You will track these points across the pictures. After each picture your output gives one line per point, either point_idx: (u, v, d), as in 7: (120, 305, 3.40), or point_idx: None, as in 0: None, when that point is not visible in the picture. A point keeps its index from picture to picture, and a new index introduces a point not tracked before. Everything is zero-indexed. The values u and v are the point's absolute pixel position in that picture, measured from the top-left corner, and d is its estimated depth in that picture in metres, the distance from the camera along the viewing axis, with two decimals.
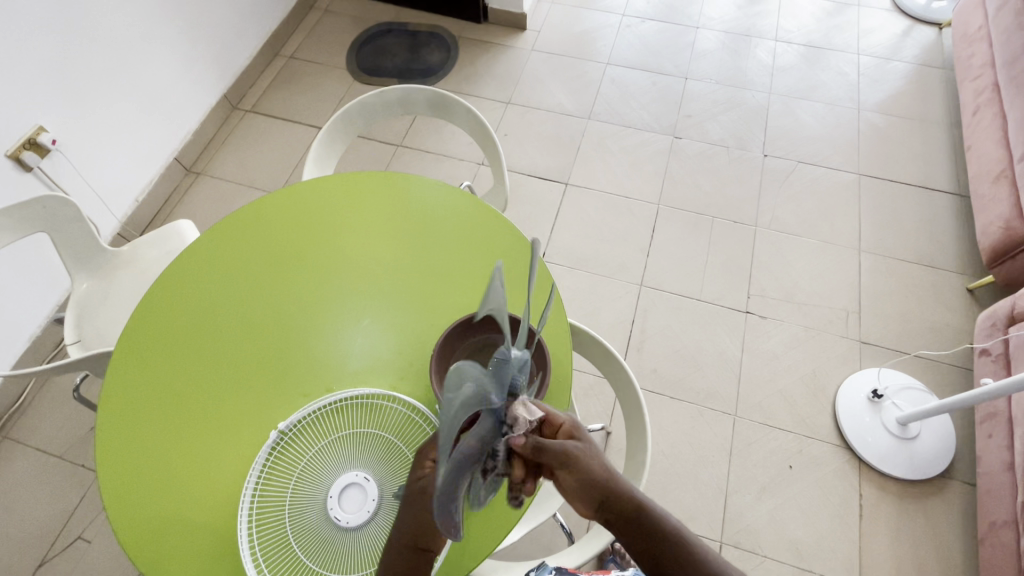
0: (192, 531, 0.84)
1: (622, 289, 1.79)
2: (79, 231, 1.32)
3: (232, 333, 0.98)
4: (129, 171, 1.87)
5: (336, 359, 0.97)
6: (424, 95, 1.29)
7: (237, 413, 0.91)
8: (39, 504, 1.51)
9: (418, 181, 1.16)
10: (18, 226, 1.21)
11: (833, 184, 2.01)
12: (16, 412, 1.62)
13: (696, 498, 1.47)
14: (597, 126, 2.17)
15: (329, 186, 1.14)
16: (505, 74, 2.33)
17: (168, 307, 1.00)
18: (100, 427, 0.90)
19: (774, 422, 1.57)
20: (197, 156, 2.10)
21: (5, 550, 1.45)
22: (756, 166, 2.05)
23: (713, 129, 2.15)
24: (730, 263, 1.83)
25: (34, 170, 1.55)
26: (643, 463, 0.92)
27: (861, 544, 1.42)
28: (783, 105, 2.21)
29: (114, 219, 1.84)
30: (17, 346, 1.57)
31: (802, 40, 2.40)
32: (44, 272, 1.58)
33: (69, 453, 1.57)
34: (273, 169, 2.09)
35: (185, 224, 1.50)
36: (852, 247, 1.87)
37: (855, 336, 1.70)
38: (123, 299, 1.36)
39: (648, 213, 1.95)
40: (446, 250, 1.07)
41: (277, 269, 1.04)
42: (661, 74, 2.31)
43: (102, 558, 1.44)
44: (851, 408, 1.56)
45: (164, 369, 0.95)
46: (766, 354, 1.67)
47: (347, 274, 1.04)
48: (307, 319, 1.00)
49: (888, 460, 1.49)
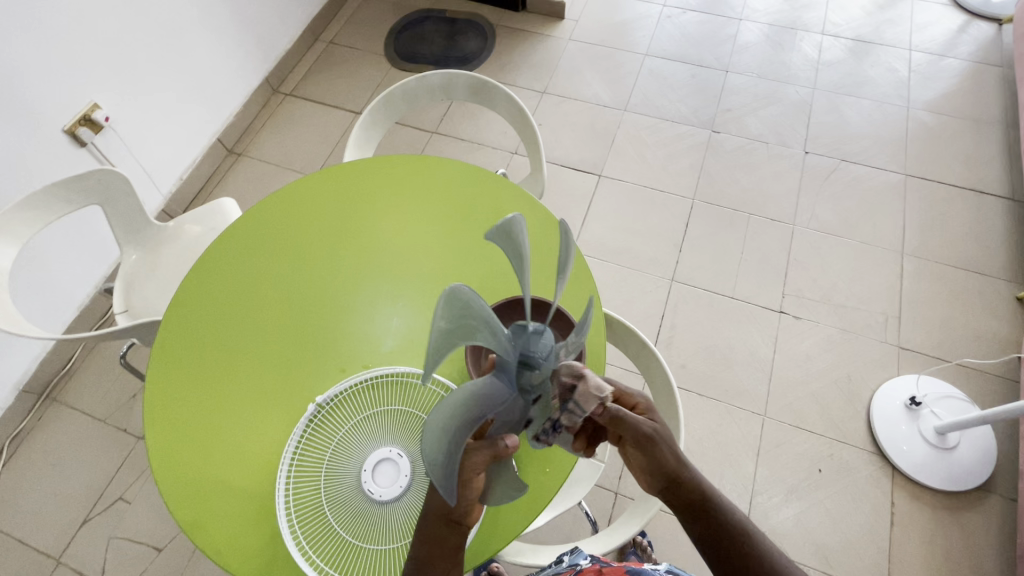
0: (233, 496, 0.87)
1: (653, 283, 1.78)
2: (129, 205, 1.37)
3: (273, 307, 1.01)
4: (175, 149, 1.92)
5: (373, 337, 0.99)
6: (465, 81, 1.29)
7: (277, 386, 0.94)
8: (85, 464, 1.58)
9: (456, 164, 1.17)
10: (74, 197, 1.26)
11: (877, 184, 1.94)
12: (65, 376, 1.70)
13: (720, 496, 1.45)
14: (634, 118, 2.14)
15: (370, 168, 1.16)
16: (542, 63, 2.31)
17: (215, 281, 1.04)
18: (149, 392, 0.94)
19: (805, 425, 1.54)
20: (238, 137, 2.16)
21: (53, 506, 1.53)
22: (797, 163, 2.00)
23: (753, 124, 2.10)
24: (765, 261, 1.80)
25: (88, 146, 1.62)
26: None
27: (891, 553, 1.38)
28: (827, 101, 2.15)
29: (159, 196, 1.91)
30: (67, 314, 1.64)
31: (850, 34, 2.32)
32: (94, 244, 1.65)
33: (112, 418, 1.65)
34: (311, 152, 2.13)
35: (228, 202, 1.54)
36: (895, 249, 1.81)
37: (894, 342, 1.65)
38: (168, 272, 1.41)
39: (683, 208, 1.92)
40: (484, 235, 1.08)
41: (317, 247, 1.07)
42: (701, 66, 2.27)
43: (141, 519, 1.51)
44: (886, 414, 1.52)
45: (209, 339, 0.98)
46: (800, 355, 1.64)
47: (385, 256, 1.06)
48: (345, 298, 1.02)
49: (923, 469, 1.45)
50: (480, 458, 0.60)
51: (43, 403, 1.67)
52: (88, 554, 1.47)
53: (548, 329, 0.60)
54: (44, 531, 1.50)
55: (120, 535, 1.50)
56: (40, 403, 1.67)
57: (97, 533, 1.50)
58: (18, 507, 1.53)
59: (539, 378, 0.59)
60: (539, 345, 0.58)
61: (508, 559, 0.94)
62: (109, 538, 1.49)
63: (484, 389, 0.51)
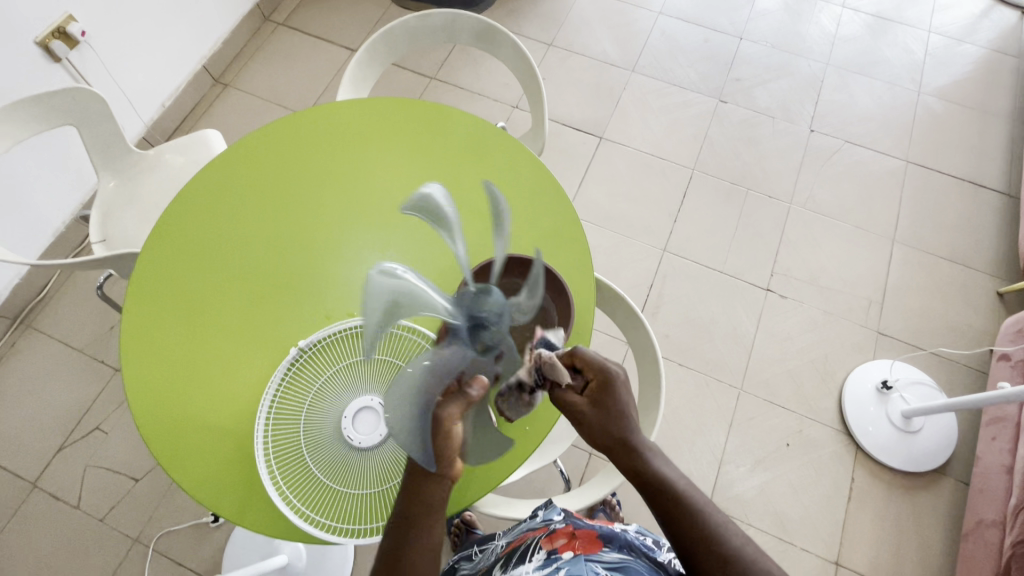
0: (211, 433, 0.87)
1: (644, 251, 1.77)
2: (107, 129, 1.30)
3: (257, 245, 0.98)
4: (158, 73, 1.82)
5: (358, 287, 0.97)
6: (470, 24, 1.21)
7: (261, 329, 0.93)
8: (62, 391, 1.57)
9: (452, 112, 1.12)
10: (48, 116, 1.20)
11: (877, 169, 1.92)
12: (40, 302, 1.66)
13: (689, 463, 1.50)
14: (640, 80, 2.07)
15: (362, 108, 1.11)
16: (551, 13, 2.20)
17: (195, 212, 1.00)
18: (125, 323, 0.92)
19: (779, 401, 1.58)
20: (226, 66, 2.04)
21: (27, 431, 1.53)
22: (800, 141, 1.97)
23: (761, 96, 2.05)
24: (758, 237, 1.79)
25: (63, 61, 1.51)
26: (653, 425, 0.93)
27: (845, 524, 1.45)
28: (838, 78, 2.10)
29: (141, 122, 1.82)
30: (42, 239, 1.59)
31: (870, 10, 2.24)
32: (70, 168, 1.58)
33: (89, 348, 1.62)
34: (302, 89, 2.03)
35: (212, 133, 1.46)
36: (886, 236, 1.81)
37: (874, 327, 1.68)
38: (148, 203, 1.35)
39: (681, 177, 1.89)
40: (477, 190, 1.05)
41: (304, 186, 1.03)
42: (715, 31, 2.18)
43: (118, 449, 1.52)
44: (858, 396, 1.56)
45: (190, 279, 0.95)
46: (781, 333, 1.66)
47: (374, 203, 1.03)
48: (330, 243, 0.99)
49: (885, 450, 1.51)
50: (455, 412, 0.64)
51: (18, 329, 1.63)
52: (64, 479, 1.49)
53: (495, 288, 0.67)
54: (20, 454, 1.51)
55: (97, 463, 1.51)
56: (14, 328, 1.63)
57: (73, 459, 1.51)
58: None
59: (498, 333, 0.66)
60: (485, 304, 0.65)
61: (480, 509, 0.97)
62: (86, 465, 1.50)
63: (426, 361, 0.62)
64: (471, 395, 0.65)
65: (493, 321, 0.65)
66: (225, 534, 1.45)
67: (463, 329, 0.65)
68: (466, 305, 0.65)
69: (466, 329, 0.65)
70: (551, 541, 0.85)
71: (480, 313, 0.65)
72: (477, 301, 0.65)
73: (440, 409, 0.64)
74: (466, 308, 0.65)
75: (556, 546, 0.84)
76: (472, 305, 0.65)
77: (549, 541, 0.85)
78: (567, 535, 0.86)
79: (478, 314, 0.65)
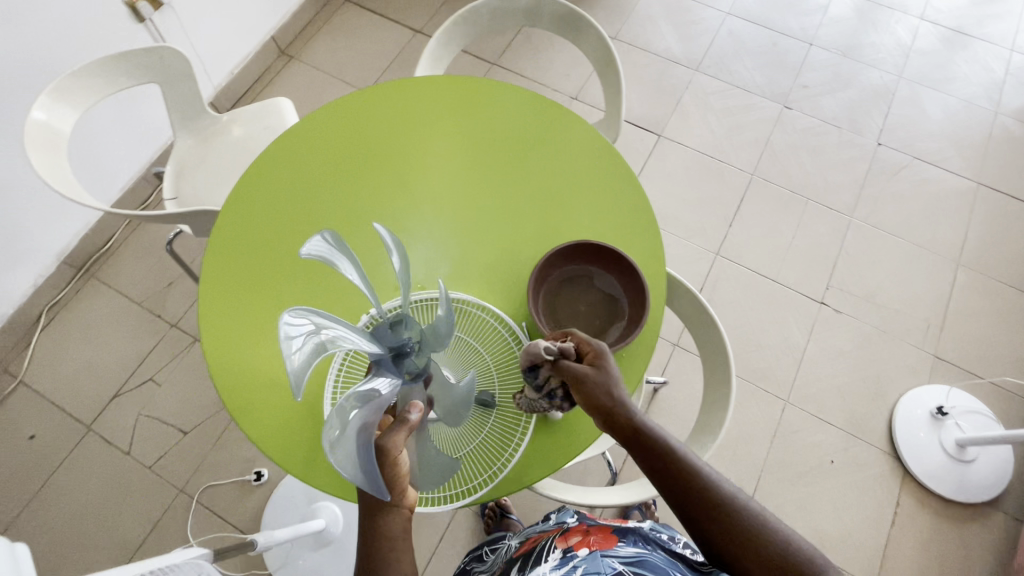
0: (280, 390, 0.89)
1: (696, 253, 1.74)
2: (188, 90, 1.34)
3: (332, 212, 0.99)
4: (230, 41, 1.86)
5: (428, 261, 0.97)
6: (553, 9, 1.20)
7: (331, 294, 0.94)
8: (120, 341, 1.63)
9: (528, 95, 1.11)
10: (136, 73, 1.24)
11: (946, 189, 1.86)
12: (104, 254, 1.72)
13: (729, 470, 1.48)
14: (703, 80, 2.03)
15: (440, 85, 1.11)
16: (617, 6, 2.18)
17: (274, 176, 1.02)
18: (204, 277, 0.95)
19: (826, 417, 1.54)
20: (293, 39, 2.08)
21: (85, 376, 1.59)
22: (866, 153, 1.91)
23: (828, 105, 1.99)
24: (815, 249, 1.75)
25: (146, 22, 1.56)
26: (719, 425, 0.92)
27: (886, 548, 1.42)
28: (910, 92, 2.02)
29: (210, 87, 1.86)
30: (113, 191, 1.64)
31: (950, 23, 2.16)
32: (144, 125, 1.63)
33: (147, 302, 1.68)
34: (365, 67, 2.05)
35: (284, 102, 1.49)
36: (950, 258, 1.75)
37: (931, 350, 1.62)
38: (219, 164, 1.39)
39: (740, 182, 1.85)
40: (551, 175, 1.04)
41: (380, 158, 1.04)
42: (784, 35, 2.13)
43: (169, 402, 1.57)
44: (909, 419, 1.51)
45: (265, 240, 0.97)
46: (832, 348, 1.62)
47: (447, 179, 1.03)
48: (403, 215, 1.00)
49: (935, 476, 1.46)
50: (401, 437, 0.66)
51: (81, 278, 1.69)
52: (117, 425, 1.54)
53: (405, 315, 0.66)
54: (77, 398, 1.57)
55: (148, 413, 1.56)
56: (78, 277, 1.69)
57: (126, 407, 1.56)
58: (52, 372, 1.59)
59: (420, 360, 0.68)
60: (401, 334, 0.65)
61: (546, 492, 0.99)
62: (138, 414, 1.56)
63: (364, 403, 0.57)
64: (411, 420, 0.66)
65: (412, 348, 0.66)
66: (265, 494, 1.49)
67: (386, 360, 0.64)
68: (383, 339, 0.64)
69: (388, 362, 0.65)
70: (564, 539, 0.86)
71: (401, 341, 0.65)
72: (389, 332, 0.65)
73: (381, 441, 0.65)
74: (385, 340, 0.64)
75: (571, 545, 0.83)
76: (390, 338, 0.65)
77: (562, 540, 0.86)
78: (580, 534, 0.87)
79: (398, 344, 0.65)
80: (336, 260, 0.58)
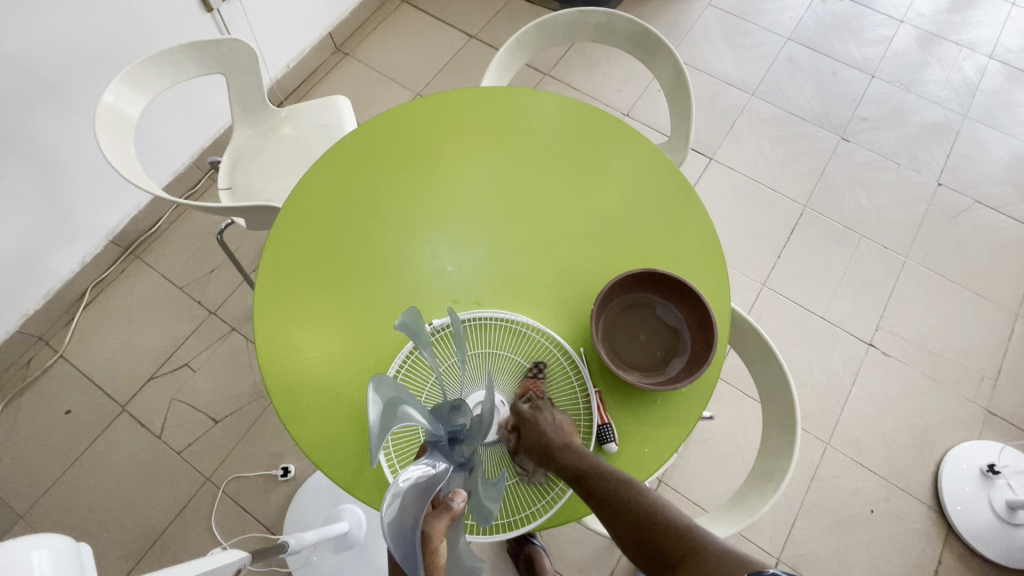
0: (330, 398, 0.88)
1: (742, 283, 1.70)
2: (251, 83, 1.34)
3: (391, 219, 0.98)
4: (290, 34, 1.87)
5: (488, 277, 0.96)
6: (625, 28, 1.19)
7: (386, 302, 0.93)
8: (159, 325, 1.64)
9: (595, 113, 1.09)
10: (206, 64, 1.25)
11: (1008, 236, 1.78)
12: (150, 237, 1.74)
13: (763, 511, 1.43)
14: (759, 106, 1.99)
15: (505, 96, 1.09)
16: (674, 24, 2.14)
17: (336, 178, 1.01)
18: (262, 275, 0.94)
19: (868, 464, 1.48)
20: (348, 36, 2.09)
21: (124, 357, 1.61)
22: (925, 193, 1.84)
23: (887, 140, 1.93)
24: (866, 288, 1.69)
25: (214, 12, 1.57)
26: (782, 473, 0.89)
27: None
28: (974, 132, 1.95)
29: (267, 78, 1.88)
30: (167, 175, 1.66)
31: (1020, 63, 2.08)
32: (203, 113, 1.64)
33: (189, 288, 1.69)
34: (417, 68, 2.05)
35: (342, 100, 1.49)
36: (1009, 309, 1.68)
37: (983, 404, 1.56)
38: (275, 159, 1.39)
39: (791, 212, 1.80)
40: (615, 197, 1.02)
41: (441, 168, 1.02)
42: (845, 65, 2.07)
43: (203, 389, 1.58)
44: (958, 475, 1.45)
45: (323, 241, 0.96)
46: (879, 393, 1.56)
47: (508, 194, 1.01)
48: (462, 228, 0.98)
49: (982, 538, 1.39)
50: (440, 525, 0.61)
51: (126, 259, 1.71)
52: (151, 409, 1.55)
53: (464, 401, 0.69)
54: (115, 378, 1.58)
55: (182, 398, 1.57)
56: (123, 258, 1.71)
57: (160, 391, 1.57)
58: (93, 349, 1.61)
59: (470, 449, 0.68)
60: (459, 417, 0.68)
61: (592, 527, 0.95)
62: (172, 399, 1.57)
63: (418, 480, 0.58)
64: (455, 508, 0.62)
65: (469, 432, 0.68)
66: (290, 490, 1.48)
67: (440, 443, 0.66)
68: (441, 420, 0.67)
69: (443, 444, 0.67)
70: None
71: (457, 425, 0.67)
72: (449, 414, 0.68)
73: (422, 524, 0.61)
74: (442, 422, 0.67)
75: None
76: (449, 420, 0.67)
77: None
78: None
79: (453, 428, 0.67)
80: (416, 338, 0.63)
